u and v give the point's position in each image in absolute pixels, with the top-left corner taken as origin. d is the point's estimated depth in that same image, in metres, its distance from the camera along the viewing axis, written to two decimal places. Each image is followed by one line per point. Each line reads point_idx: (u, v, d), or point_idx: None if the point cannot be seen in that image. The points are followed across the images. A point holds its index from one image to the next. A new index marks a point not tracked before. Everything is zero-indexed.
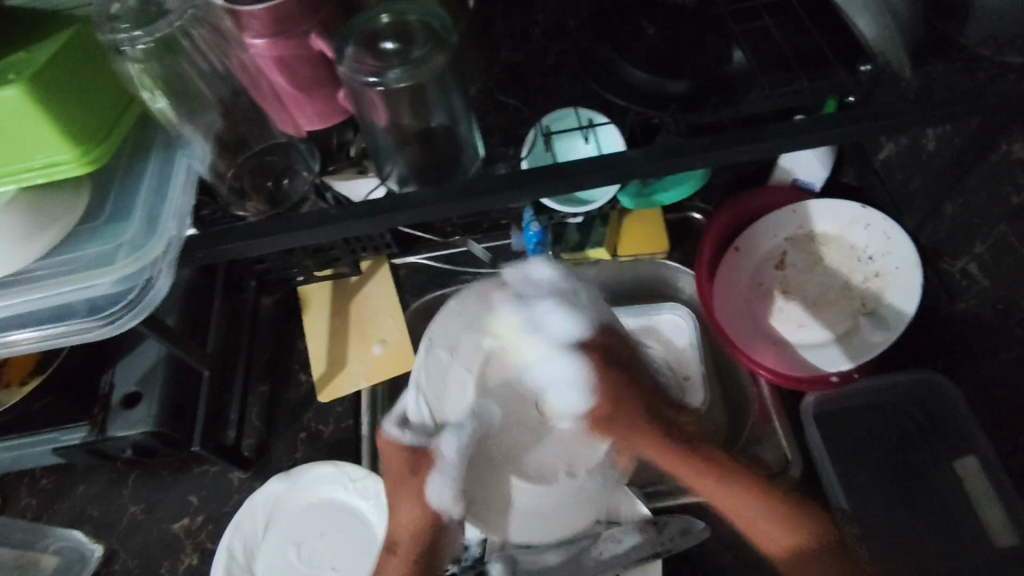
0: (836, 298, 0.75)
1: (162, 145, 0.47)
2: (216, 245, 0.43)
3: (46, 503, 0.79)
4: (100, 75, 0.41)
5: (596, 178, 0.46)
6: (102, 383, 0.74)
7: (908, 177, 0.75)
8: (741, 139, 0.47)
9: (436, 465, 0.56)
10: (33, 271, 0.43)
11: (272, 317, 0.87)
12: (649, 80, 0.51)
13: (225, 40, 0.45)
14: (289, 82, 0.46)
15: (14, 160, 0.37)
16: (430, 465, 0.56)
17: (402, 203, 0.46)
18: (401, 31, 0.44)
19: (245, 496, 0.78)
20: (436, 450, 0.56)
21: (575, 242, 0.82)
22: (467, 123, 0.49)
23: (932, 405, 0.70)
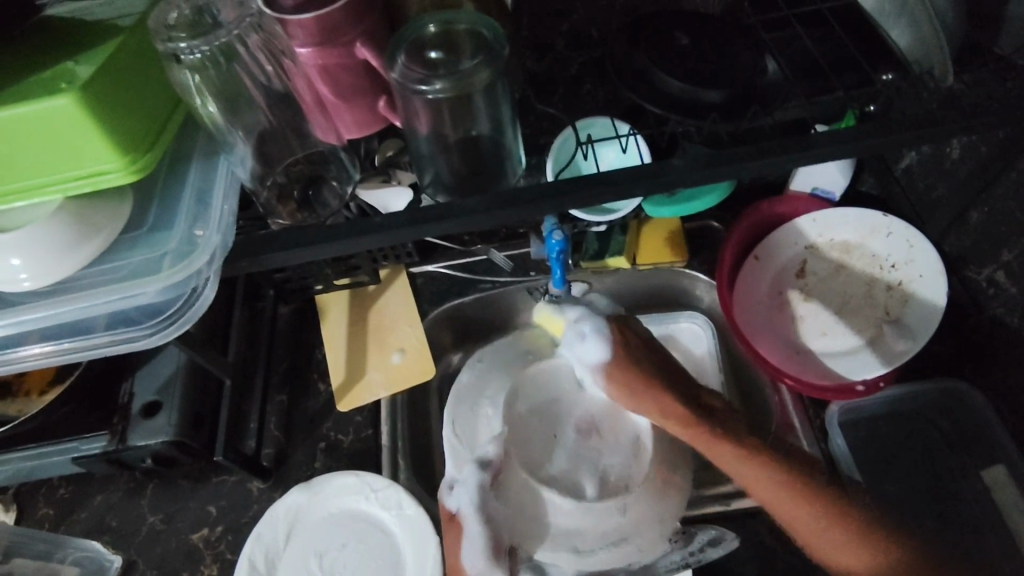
0: (858, 307, 0.75)
1: (205, 150, 0.47)
2: (259, 253, 0.43)
3: (64, 513, 0.78)
4: (150, 82, 0.42)
5: (633, 185, 0.46)
6: (121, 393, 0.73)
7: (930, 186, 0.74)
8: (778, 146, 0.47)
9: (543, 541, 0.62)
10: (79, 280, 0.42)
11: (291, 326, 0.87)
12: (684, 88, 0.51)
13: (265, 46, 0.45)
14: (332, 91, 0.47)
15: (63, 169, 0.37)
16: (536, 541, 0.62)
17: (442, 211, 0.45)
18: (446, 41, 0.44)
19: (265, 506, 0.77)
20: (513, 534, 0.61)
21: (594, 251, 0.82)
22: (512, 130, 0.50)
23: (957, 413, 0.71)
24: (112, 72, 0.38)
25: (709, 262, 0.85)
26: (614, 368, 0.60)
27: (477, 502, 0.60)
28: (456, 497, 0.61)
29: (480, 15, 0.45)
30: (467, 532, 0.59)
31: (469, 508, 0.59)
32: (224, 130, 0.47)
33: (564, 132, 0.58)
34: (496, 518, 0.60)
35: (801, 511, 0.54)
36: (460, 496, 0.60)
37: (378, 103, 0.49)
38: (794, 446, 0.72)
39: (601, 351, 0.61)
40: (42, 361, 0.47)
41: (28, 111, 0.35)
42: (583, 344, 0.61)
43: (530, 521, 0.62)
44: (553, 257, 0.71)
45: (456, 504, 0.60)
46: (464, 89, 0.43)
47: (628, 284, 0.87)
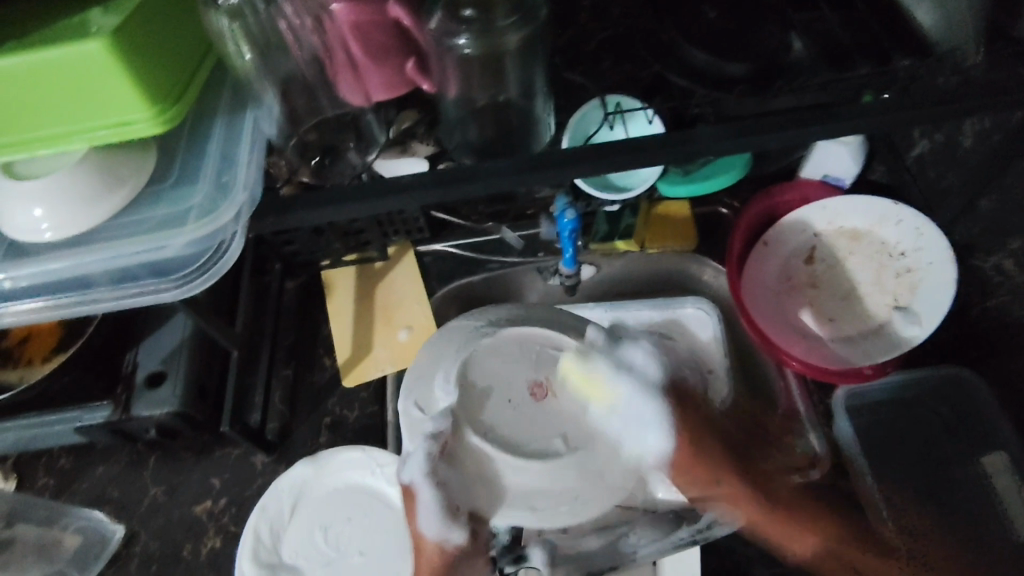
0: (866, 293, 0.75)
1: (229, 105, 0.47)
2: (287, 212, 0.44)
3: (64, 483, 0.78)
4: (180, 33, 0.41)
5: (656, 157, 0.46)
6: (125, 363, 0.72)
7: (941, 175, 0.76)
8: (802, 122, 0.47)
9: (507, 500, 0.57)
10: (99, 231, 0.42)
11: (297, 301, 0.86)
12: (711, 61, 0.52)
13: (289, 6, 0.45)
14: (358, 45, 0.44)
15: (89, 117, 0.37)
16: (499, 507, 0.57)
17: (465, 177, 0.45)
18: (480, 1, 0.46)
19: (269, 480, 0.77)
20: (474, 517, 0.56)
21: (602, 233, 0.81)
22: (543, 100, 0.51)
23: (958, 400, 0.71)
24: (142, 19, 0.37)
25: (718, 248, 0.85)
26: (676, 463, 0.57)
27: (435, 447, 0.56)
28: (410, 467, 0.57)
29: None
30: (421, 500, 0.55)
31: (421, 477, 0.55)
32: (256, 82, 0.47)
33: (588, 104, 0.57)
34: (450, 481, 0.56)
35: (776, 523, 0.61)
36: (410, 467, 0.56)
37: (407, 64, 0.46)
38: (799, 431, 0.73)
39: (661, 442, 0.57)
40: (40, 315, 0.46)
41: (58, 55, 0.35)
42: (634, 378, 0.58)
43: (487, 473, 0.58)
44: (565, 236, 0.72)
45: (409, 476, 0.57)
46: (494, 50, 0.46)
47: (637, 267, 0.86)
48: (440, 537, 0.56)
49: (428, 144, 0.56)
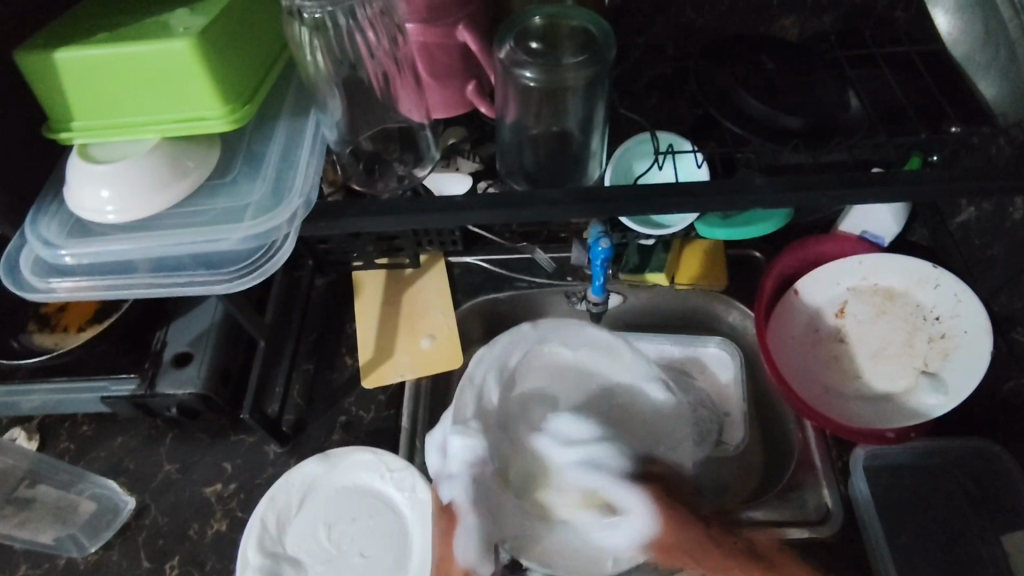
0: (895, 354, 0.74)
1: (292, 109, 0.49)
2: (338, 218, 0.45)
3: (83, 449, 0.80)
4: (257, 40, 0.43)
5: (699, 199, 0.46)
6: (154, 341, 0.73)
7: (986, 244, 0.72)
8: (851, 182, 0.47)
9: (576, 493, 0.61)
10: (164, 220, 0.44)
11: (326, 299, 0.88)
12: (765, 111, 0.51)
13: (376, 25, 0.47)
14: (428, 69, 0.50)
15: (164, 110, 0.39)
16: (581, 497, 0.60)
17: (511, 201, 0.46)
18: (548, 34, 0.47)
19: (279, 470, 0.78)
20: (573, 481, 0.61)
21: (634, 264, 0.81)
22: (599, 135, 0.52)
23: (983, 474, 0.70)
24: (225, 22, 0.39)
25: (746, 292, 0.84)
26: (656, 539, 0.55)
27: (474, 493, 0.60)
28: (451, 486, 0.60)
29: (590, 13, 0.46)
30: (462, 522, 0.58)
31: (464, 498, 0.59)
32: (319, 88, 0.49)
33: (637, 138, 0.57)
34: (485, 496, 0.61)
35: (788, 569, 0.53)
36: (453, 487, 0.60)
37: (468, 87, 0.51)
38: (811, 484, 0.72)
39: (638, 522, 0.57)
40: (77, 295, 0.45)
41: (143, 49, 0.37)
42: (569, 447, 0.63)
43: (531, 525, 0.62)
44: (597, 264, 0.72)
45: (450, 495, 0.60)
46: (558, 83, 0.46)
47: (663, 301, 0.86)
48: (471, 565, 0.57)
49: (473, 161, 0.57)
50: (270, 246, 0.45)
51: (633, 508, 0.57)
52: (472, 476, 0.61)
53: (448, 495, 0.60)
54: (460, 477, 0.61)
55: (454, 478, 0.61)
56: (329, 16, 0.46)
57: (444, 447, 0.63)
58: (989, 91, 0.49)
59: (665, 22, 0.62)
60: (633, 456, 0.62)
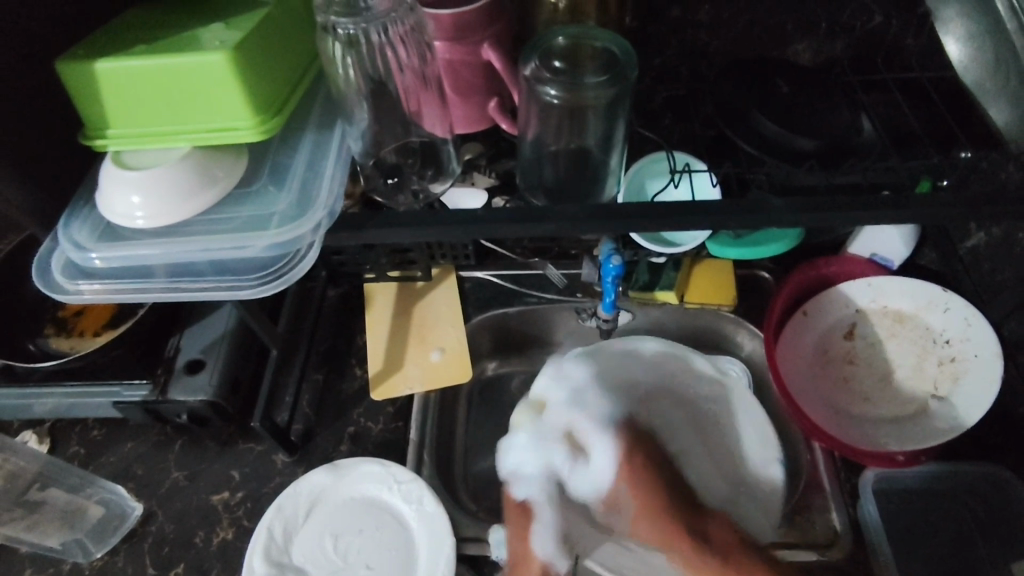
0: (905, 377, 0.74)
1: (317, 123, 0.50)
2: (359, 229, 0.45)
3: (93, 454, 0.80)
4: (287, 54, 0.44)
5: (714, 217, 0.47)
6: (168, 347, 0.74)
7: (996, 269, 0.73)
8: (865, 204, 0.47)
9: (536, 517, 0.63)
10: (192, 226, 0.44)
11: (338, 310, 0.89)
12: (781, 133, 0.53)
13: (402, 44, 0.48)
14: (452, 85, 0.52)
15: (198, 120, 0.40)
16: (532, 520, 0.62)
17: (529, 217, 0.47)
18: (570, 53, 0.48)
19: (286, 480, 0.78)
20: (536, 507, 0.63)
21: (644, 281, 0.82)
22: (620, 154, 0.52)
23: (994, 500, 0.70)
24: (259, 36, 0.41)
25: (755, 311, 0.85)
26: (649, 518, 0.60)
27: (549, 492, 0.65)
28: (526, 486, 0.65)
29: (614, 35, 0.48)
30: (541, 519, 0.63)
31: (542, 496, 0.64)
32: (346, 104, 0.50)
33: (652, 157, 0.58)
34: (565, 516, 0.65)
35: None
36: (529, 486, 0.65)
37: (490, 103, 0.53)
38: (820, 506, 0.72)
39: (606, 474, 0.64)
40: (103, 298, 0.46)
41: (180, 61, 0.38)
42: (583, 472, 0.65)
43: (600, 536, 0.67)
44: (608, 281, 0.73)
45: (525, 494, 0.64)
46: (578, 102, 0.47)
47: (672, 319, 0.86)
48: (551, 559, 0.61)
49: (489, 176, 0.58)
50: (294, 255, 0.46)
51: (606, 457, 0.65)
52: (548, 475, 0.66)
53: (523, 491, 0.64)
54: (533, 481, 0.65)
55: (528, 480, 0.65)
56: (360, 34, 0.48)
57: (513, 456, 0.67)
58: (1000, 119, 0.48)
59: (680, 45, 0.63)
60: (617, 420, 0.68)
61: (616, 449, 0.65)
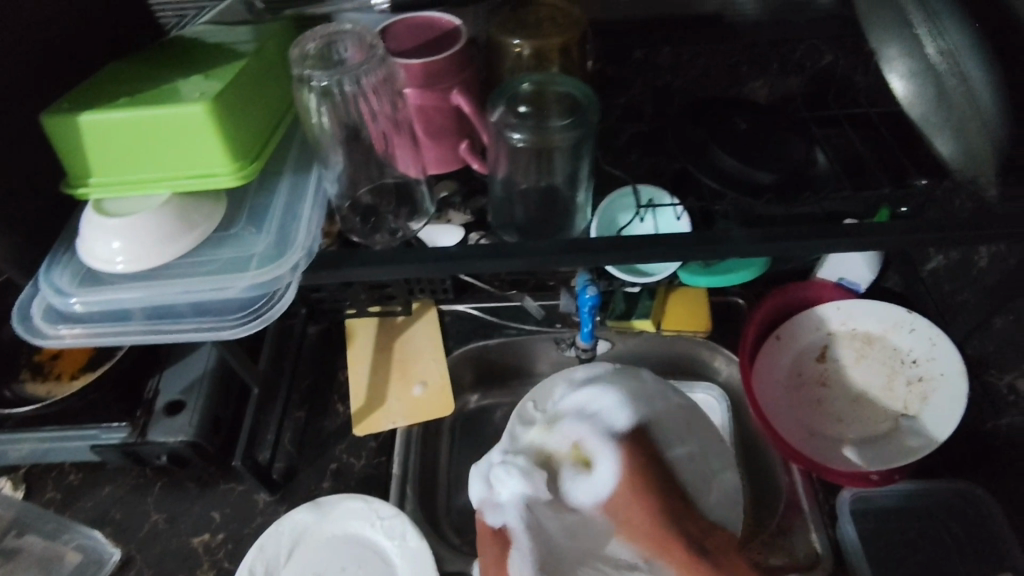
0: (877, 397, 0.76)
1: (294, 166, 0.52)
2: (336, 267, 0.47)
3: (69, 500, 0.79)
4: (264, 103, 0.46)
5: (680, 248, 0.49)
6: (147, 389, 0.74)
7: (956, 290, 0.76)
8: (823, 232, 0.50)
9: (514, 543, 0.56)
10: (172, 269, 0.45)
11: (319, 346, 0.90)
12: (740, 168, 0.55)
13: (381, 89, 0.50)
14: (424, 128, 0.54)
15: (177, 167, 0.42)
16: (509, 543, 0.56)
17: (503, 252, 0.48)
18: (535, 98, 0.50)
19: (268, 519, 0.77)
20: (513, 529, 0.57)
21: (620, 311, 0.83)
22: (583, 191, 0.55)
23: (968, 517, 0.71)
24: (237, 87, 0.43)
25: (729, 337, 0.87)
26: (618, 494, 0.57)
27: (526, 517, 0.58)
28: (501, 512, 0.58)
29: (573, 81, 0.50)
30: (517, 545, 0.56)
31: (518, 520, 0.57)
32: (323, 150, 0.52)
33: (619, 192, 0.60)
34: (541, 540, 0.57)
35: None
36: (504, 513, 0.58)
37: (461, 145, 0.55)
38: (800, 528, 0.72)
39: (607, 479, 0.58)
40: (82, 342, 0.47)
41: (161, 112, 0.40)
42: (593, 481, 0.59)
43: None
44: (585, 311, 0.75)
45: (501, 520, 0.58)
46: (545, 143, 0.49)
47: (650, 347, 0.88)
48: None
49: (464, 213, 0.59)
50: (272, 295, 0.47)
51: (609, 472, 0.58)
52: (524, 501, 0.58)
53: (495, 518, 0.58)
54: (510, 506, 0.58)
55: (502, 506, 0.59)
56: (336, 87, 0.48)
57: (490, 482, 0.60)
58: (946, 150, 0.47)
59: (644, 85, 0.66)
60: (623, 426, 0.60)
61: (626, 458, 0.58)
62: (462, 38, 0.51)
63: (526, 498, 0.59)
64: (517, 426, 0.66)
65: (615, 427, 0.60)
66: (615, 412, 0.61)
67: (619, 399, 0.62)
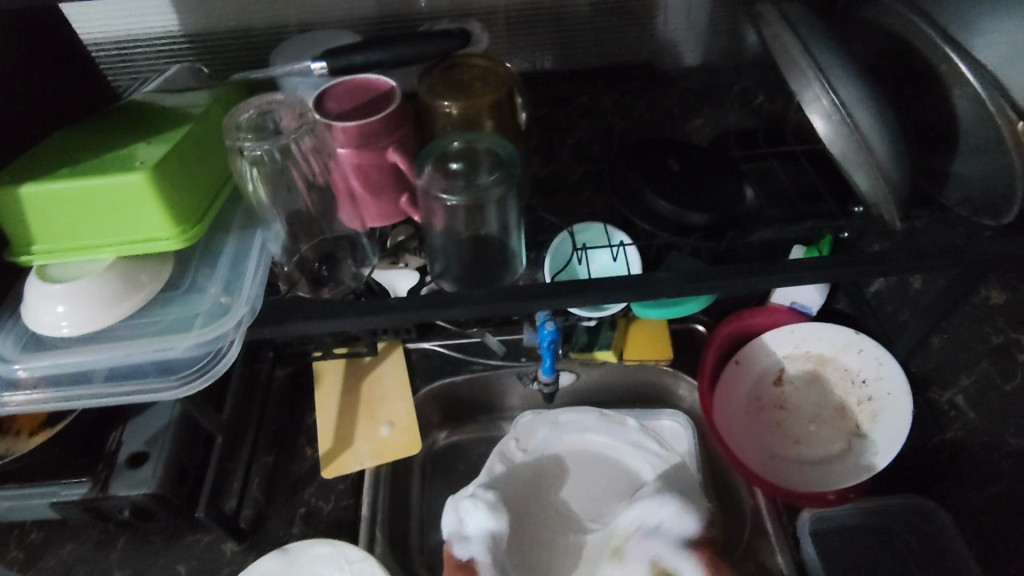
0: (830, 417, 0.78)
1: (242, 223, 0.54)
2: (284, 320, 0.48)
3: (30, 560, 0.78)
4: (207, 167, 0.48)
5: (621, 286, 0.51)
6: (109, 442, 0.73)
7: (898, 309, 0.79)
8: (755, 266, 0.52)
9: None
10: (117, 331, 0.46)
11: (286, 390, 0.90)
12: (672, 210, 0.58)
13: (325, 146, 0.52)
14: (364, 184, 0.55)
15: (119, 234, 0.43)
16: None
17: (447, 300, 0.50)
18: (466, 155, 0.52)
19: (235, 569, 0.77)
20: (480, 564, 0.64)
21: (583, 343, 0.85)
22: (517, 235, 0.56)
23: (925, 530, 0.72)
24: (178, 155, 0.44)
25: (690, 364, 0.89)
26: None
27: (490, 549, 0.66)
28: (467, 545, 0.66)
29: (499, 140, 0.53)
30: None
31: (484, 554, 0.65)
32: (266, 208, 0.54)
33: (560, 236, 0.62)
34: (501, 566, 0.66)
35: None
36: (471, 546, 0.65)
37: (401, 199, 0.56)
38: (767, 551, 0.74)
39: (691, 562, 0.61)
40: (28, 408, 0.47)
41: (100, 183, 0.41)
42: (666, 536, 0.64)
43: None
44: (546, 345, 0.77)
45: (467, 552, 0.65)
46: (478, 199, 0.51)
47: (615, 377, 0.89)
48: None
49: (419, 256, 0.62)
50: (218, 351, 0.48)
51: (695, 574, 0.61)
52: (487, 533, 0.67)
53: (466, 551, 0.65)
54: (475, 539, 0.66)
55: (470, 539, 0.66)
56: (271, 152, 0.50)
57: (461, 516, 0.68)
58: (860, 185, 0.49)
59: (588, 128, 0.69)
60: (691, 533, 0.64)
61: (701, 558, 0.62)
62: (397, 99, 0.52)
63: (490, 533, 0.67)
64: (508, 453, 0.76)
65: (684, 532, 0.64)
66: (663, 510, 0.66)
67: (675, 510, 0.65)
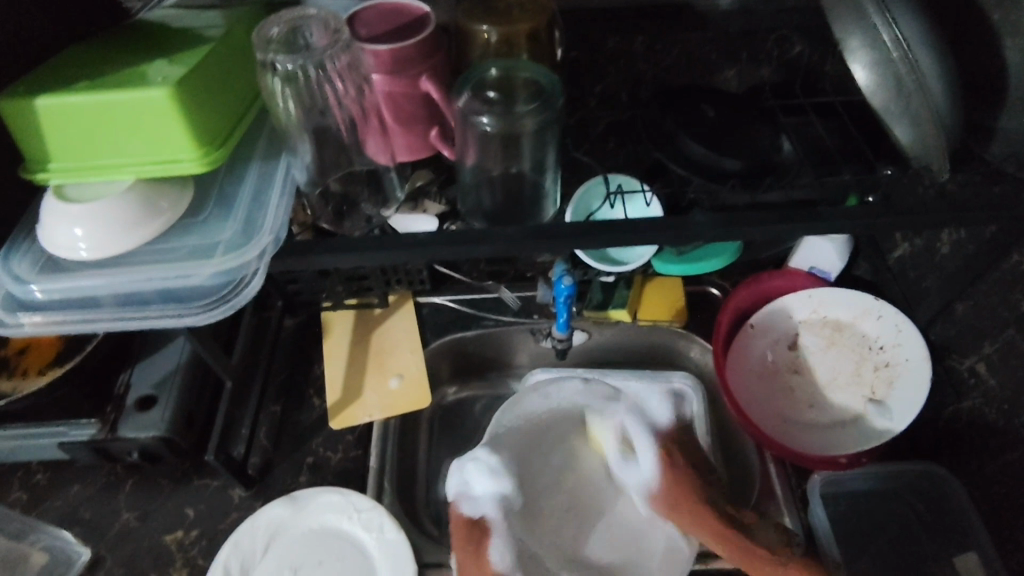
0: (845, 382, 0.78)
1: (264, 154, 0.52)
2: (306, 254, 0.47)
3: (35, 500, 0.77)
4: (230, 91, 0.46)
5: (651, 233, 0.50)
6: (119, 383, 0.73)
7: (920, 276, 0.78)
8: (790, 217, 0.51)
9: (492, 530, 0.63)
10: (135, 256, 0.45)
11: (295, 339, 0.90)
12: (706, 154, 0.57)
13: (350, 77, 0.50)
14: (392, 115, 0.53)
15: (141, 153, 0.42)
16: (488, 531, 0.63)
17: (473, 239, 0.48)
18: (504, 84, 0.51)
19: (243, 515, 0.76)
20: (490, 518, 0.64)
21: (598, 301, 0.83)
22: (552, 176, 0.56)
23: (933, 497, 0.73)
24: (201, 73, 0.43)
25: (704, 326, 0.88)
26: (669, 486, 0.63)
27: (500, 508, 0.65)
28: (477, 503, 0.65)
29: (539, 68, 0.51)
30: (496, 533, 0.63)
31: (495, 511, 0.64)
32: (291, 137, 0.52)
33: (590, 184, 0.61)
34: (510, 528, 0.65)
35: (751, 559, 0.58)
36: (480, 504, 0.65)
37: (430, 131, 0.55)
38: (775, 511, 0.74)
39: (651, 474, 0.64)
40: (44, 331, 0.46)
41: (121, 97, 0.40)
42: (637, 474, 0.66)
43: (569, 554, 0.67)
44: (561, 301, 0.75)
45: (478, 510, 0.64)
46: (511, 128, 0.50)
47: (628, 338, 0.89)
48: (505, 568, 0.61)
49: (439, 203, 0.58)
50: (238, 282, 0.47)
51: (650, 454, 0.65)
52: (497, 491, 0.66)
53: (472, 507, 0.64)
54: (485, 499, 0.65)
55: (479, 498, 0.66)
56: (303, 71, 0.49)
57: (465, 477, 0.66)
58: (903, 137, 0.48)
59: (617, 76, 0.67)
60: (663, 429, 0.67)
61: (660, 441, 0.65)
62: (432, 23, 0.51)
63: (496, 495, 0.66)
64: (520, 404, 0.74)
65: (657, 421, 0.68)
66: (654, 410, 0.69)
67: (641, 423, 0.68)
